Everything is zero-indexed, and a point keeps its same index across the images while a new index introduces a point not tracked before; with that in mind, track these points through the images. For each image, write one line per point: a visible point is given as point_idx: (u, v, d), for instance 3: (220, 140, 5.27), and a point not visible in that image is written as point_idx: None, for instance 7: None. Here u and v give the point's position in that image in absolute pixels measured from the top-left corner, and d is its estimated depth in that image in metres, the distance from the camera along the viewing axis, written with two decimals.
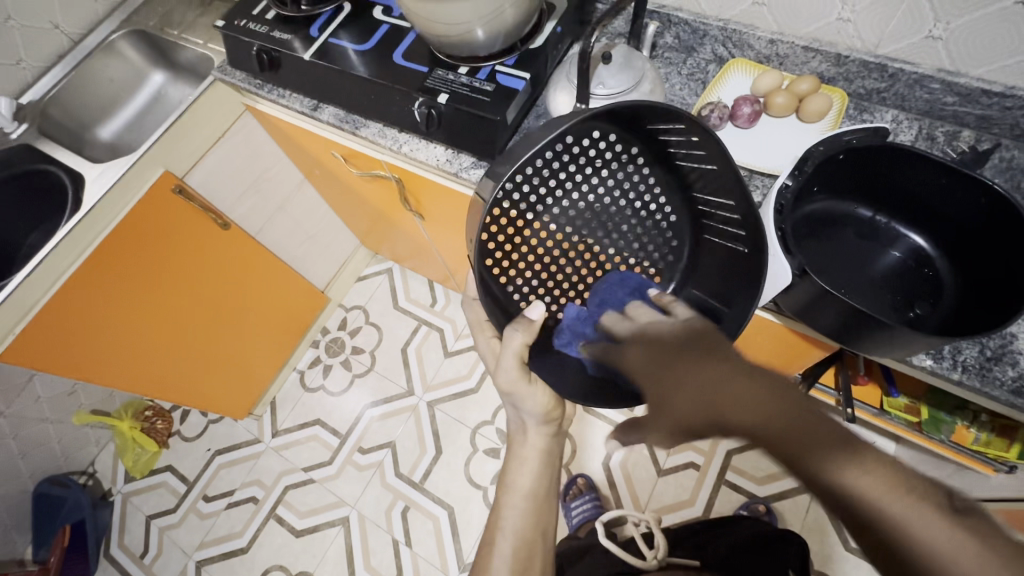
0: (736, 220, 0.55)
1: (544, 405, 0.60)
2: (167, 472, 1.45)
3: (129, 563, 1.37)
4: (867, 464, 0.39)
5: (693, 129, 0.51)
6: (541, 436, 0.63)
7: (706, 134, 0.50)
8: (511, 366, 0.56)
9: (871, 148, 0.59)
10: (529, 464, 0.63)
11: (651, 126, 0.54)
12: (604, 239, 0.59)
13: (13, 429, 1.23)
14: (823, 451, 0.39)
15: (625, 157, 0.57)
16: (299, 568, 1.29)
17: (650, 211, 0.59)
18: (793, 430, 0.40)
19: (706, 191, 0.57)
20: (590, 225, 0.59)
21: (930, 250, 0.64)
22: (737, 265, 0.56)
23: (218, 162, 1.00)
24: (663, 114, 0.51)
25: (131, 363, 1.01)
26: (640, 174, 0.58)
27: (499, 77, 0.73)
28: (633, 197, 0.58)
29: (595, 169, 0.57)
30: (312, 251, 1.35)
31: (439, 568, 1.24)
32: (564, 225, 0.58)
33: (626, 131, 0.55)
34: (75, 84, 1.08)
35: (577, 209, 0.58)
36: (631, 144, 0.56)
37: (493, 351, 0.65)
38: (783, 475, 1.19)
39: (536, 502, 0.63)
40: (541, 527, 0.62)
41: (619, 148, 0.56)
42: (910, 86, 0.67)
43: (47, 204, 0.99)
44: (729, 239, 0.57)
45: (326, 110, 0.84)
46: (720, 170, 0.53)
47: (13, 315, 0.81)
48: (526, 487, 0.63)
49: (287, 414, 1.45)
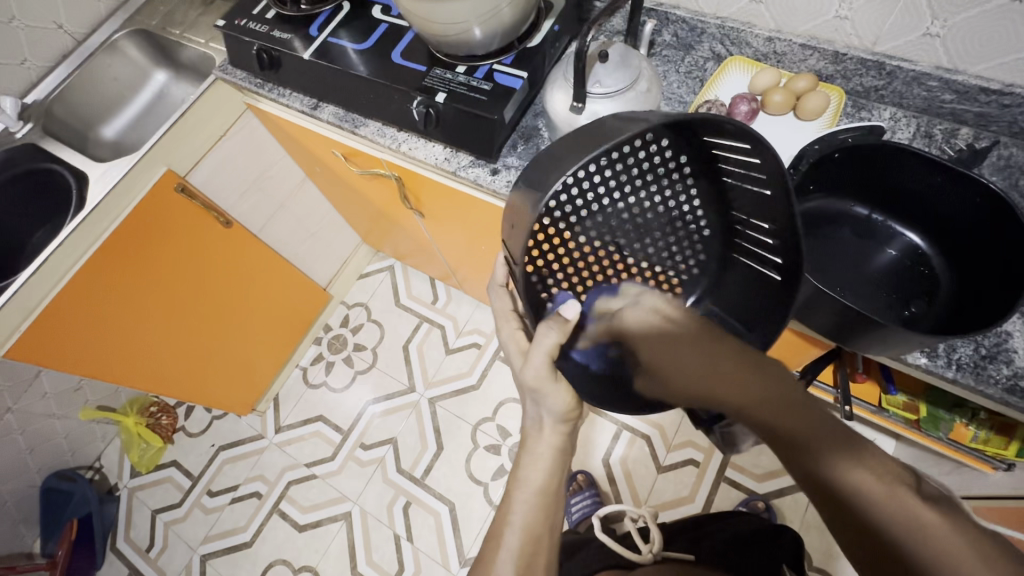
0: (773, 247, 0.52)
1: (564, 404, 0.54)
2: (172, 467, 1.47)
3: (135, 557, 1.39)
4: (864, 461, 0.45)
5: (758, 151, 0.47)
6: (556, 434, 0.59)
7: (774, 163, 0.47)
8: (541, 364, 0.51)
9: (868, 147, 0.59)
10: (542, 460, 0.59)
11: (710, 137, 0.49)
12: (637, 245, 0.56)
13: (20, 425, 1.25)
14: (826, 449, 0.45)
15: (672, 165, 0.52)
16: (302, 562, 1.30)
17: (685, 221, 0.56)
18: (780, 413, 0.48)
19: (748, 210, 0.53)
20: (622, 232, 0.55)
21: (925, 247, 0.65)
22: (766, 288, 0.54)
23: (221, 160, 1.01)
24: (733, 132, 0.46)
25: (134, 361, 1.02)
26: (684, 184, 0.54)
27: (497, 76, 0.74)
28: (672, 204, 0.54)
29: (641, 174, 0.52)
30: (315, 249, 1.36)
31: (439, 562, 1.25)
32: (599, 228, 0.54)
33: (682, 138, 0.50)
34: (78, 84, 1.09)
35: (615, 215, 0.54)
36: (681, 152, 0.51)
37: (517, 345, 0.57)
38: (783, 472, 1.19)
39: (546, 500, 0.59)
40: (551, 523, 0.58)
41: (667, 156, 0.52)
42: (908, 83, 0.67)
43: (53, 202, 1.00)
44: (759, 261, 0.55)
45: (325, 109, 0.84)
46: (773, 196, 0.49)
47: (18, 313, 0.81)
48: (537, 482, 0.59)
49: (291, 410, 1.46)
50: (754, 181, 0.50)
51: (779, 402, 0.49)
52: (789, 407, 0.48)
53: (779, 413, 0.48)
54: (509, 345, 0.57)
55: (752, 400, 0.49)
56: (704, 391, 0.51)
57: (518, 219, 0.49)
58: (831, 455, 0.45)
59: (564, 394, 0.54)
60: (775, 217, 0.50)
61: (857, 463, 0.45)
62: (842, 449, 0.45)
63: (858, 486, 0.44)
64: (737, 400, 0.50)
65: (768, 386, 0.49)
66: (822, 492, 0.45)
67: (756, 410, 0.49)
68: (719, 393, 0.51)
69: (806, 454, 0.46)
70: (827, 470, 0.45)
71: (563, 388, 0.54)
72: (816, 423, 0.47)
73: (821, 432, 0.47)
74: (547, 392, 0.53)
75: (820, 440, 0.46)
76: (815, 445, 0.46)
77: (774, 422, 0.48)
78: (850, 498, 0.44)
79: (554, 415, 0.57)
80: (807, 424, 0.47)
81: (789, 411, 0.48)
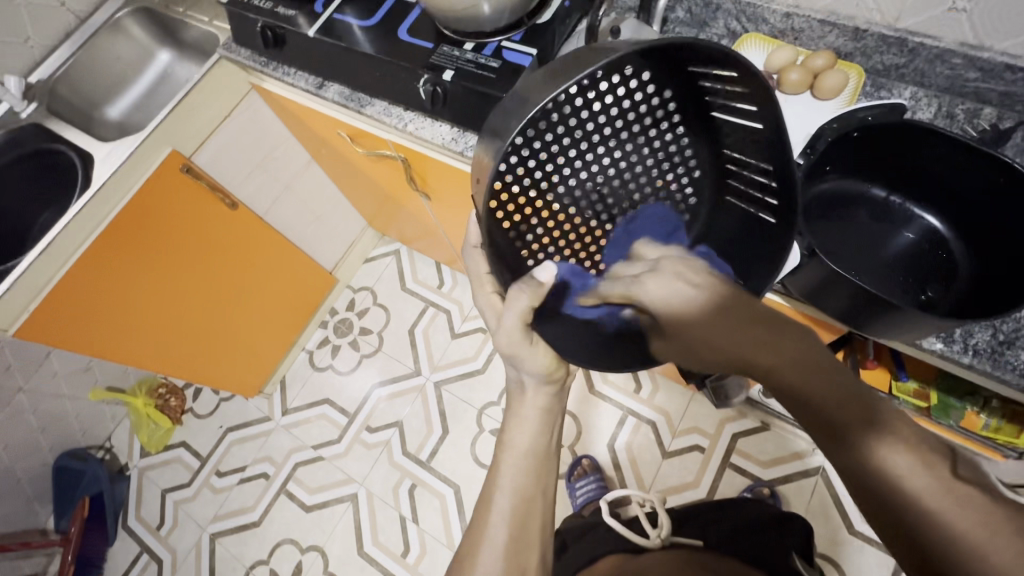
0: (771, 189, 0.49)
1: (545, 365, 0.54)
2: (181, 448, 1.49)
3: (146, 535, 1.41)
4: (901, 443, 0.39)
5: (744, 81, 0.44)
6: (541, 395, 0.59)
7: (766, 98, 0.44)
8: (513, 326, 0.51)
9: (887, 126, 0.58)
10: (528, 422, 0.60)
11: (695, 68, 0.46)
12: (622, 195, 0.53)
13: (32, 403, 1.28)
14: (859, 428, 0.40)
15: (658, 103, 0.49)
16: (309, 542, 1.32)
17: (672, 164, 0.53)
18: (814, 378, 0.42)
19: (739, 145, 0.50)
20: (608, 179, 0.52)
21: (944, 231, 0.63)
22: (760, 231, 0.52)
23: (225, 140, 1.00)
24: (715, 59, 0.44)
25: (142, 341, 1.03)
26: (670, 122, 0.50)
27: (506, 53, 0.72)
28: (657, 148, 0.52)
29: (623, 115, 0.48)
30: (321, 232, 1.36)
31: (445, 544, 1.26)
32: (582, 176, 0.51)
33: (665, 72, 0.46)
34: (82, 63, 1.08)
35: (598, 160, 0.50)
36: (665, 87, 0.48)
37: (493, 308, 0.56)
38: (789, 459, 1.19)
39: (537, 467, 0.59)
40: (542, 489, 0.59)
41: (646, 88, 0.47)
42: (930, 61, 0.65)
43: (58, 182, 1.00)
44: (751, 203, 0.52)
45: (330, 89, 0.84)
46: (764, 132, 0.47)
47: (27, 293, 0.82)
48: (525, 445, 0.59)
49: (297, 393, 1.47)
50: (745, 116, 0.47)
51: (813, 366, 0.43)
52: (825, 370, 0.42)
53: (813, 379, 0.42)
54: (485, 310, 0.57)
55: (782, 360, 0.43)
56: (727, 346, 0.45)
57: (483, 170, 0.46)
58: (866, 437, 0.40)
59: (542, 357, 0.54)
60: (772, 155, 0.47)
61: (897, 446, 0.39)
62: (887, 433, 0.40)
63: (903, 476, 0.38)
64: (765, 358, 0.44)
65: (804, 347, 0.43)
66: (860, 481, 0.40)
67: (786, 371, 0.43)
68: (747, 352, 0.44)
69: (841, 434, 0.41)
70: (859, 452, 0.40)
71: (541, 352, 0.54)
72: (853, 395, 0.41)
73: (854, 406, 0.41)
74: (524, 356, 0.53)
75: (858, 417, 0.41)
76: (852, 424, 0.40)
77: (807, 388, 0.42)
78: (886, 486, 0.39)
79: (534, 377, 0.57)
80: (845, 396, 0.41)
81: (824, 378, 0.42)
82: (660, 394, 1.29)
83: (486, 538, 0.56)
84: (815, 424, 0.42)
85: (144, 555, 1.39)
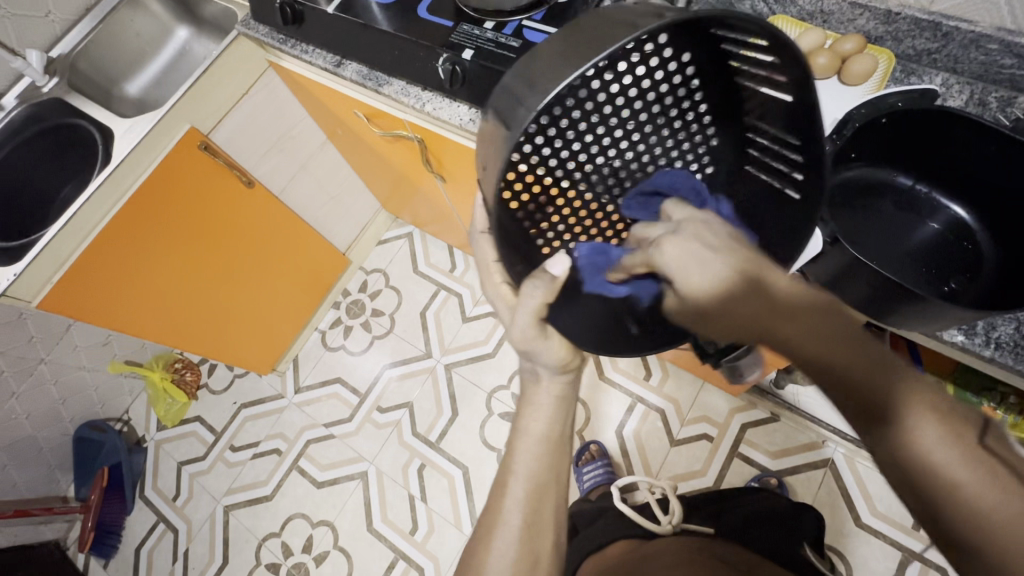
0: (796, 163, 0.46)
1: (560, 357, 0.54)
2: (196, 422, 1.52)
3: (162, 505, 1.45)
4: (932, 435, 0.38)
5: (777, 50, 0.40)
6: (557, 383, 0.58)
7: (801, 77, 0.41)
8: (527, 323, 0.51)
9: (918, 112, 0.57)
10: (544, 409, 0.59)
11: (720, 31, 0.40)
12: (636, 170, 0.49)
13: (53, 374, 1.32)
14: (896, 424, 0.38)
15: (675, 69, 0.43)
16: (320, 517, 1.35)
17: (690, 134, 0.48)
18: (848, 362, 0.39)
19: (760, 114, 0.46)
20: (619, 155, 0.48)
21: (971, 222, 0.62)
22: (782, 206, 0.49)
23: (243, 119, 1.00)
24: (746, 29, 0.39)
25: (162, 316, 1.05)
26: (687, 88, 0.45)
27: (526, 33, 0.71)
28: (676, 118, 0.47)
29: (636, 87, 0.43)
30: (335, 213, 1.36)
31: (452, 523, 1.28)
32: (592, 153, 0.46)
33: (685, 35, 0.41)
34: (102, 39, 1.09)
35: (609, 137, 0.46)
36: (683, 49, 0.42)
37: (504, 300, 0.57)
38: (798, 450, 1.18)
39: (553, 448, 0.59)
40: (556, 469, 0.60)
41: (665, 54, 0.42)
42: (965, 46, 0.63)
43: (78, 156, 1.01)
44: (773, 173, 0.49)
45: (349, 67, 0.82)
46: (794, 106, 0.43)
47: (49, 266, 0.84)
48: (540, 432, 0.59)
49: (309, 372, 1.49)
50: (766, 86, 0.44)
51: (846, 347, 0.40)
52: (857, 347, 0.40)
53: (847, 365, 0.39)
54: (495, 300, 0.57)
55: (805, 340, 0.40)
56: (758, 312, 0.41)
57: (490, 160, 0.43)
58: (901, 433, 0.38)
59: (558, 348, 0.54)
60: (801, 127, 0.44)
61: (933, 438, 0.38)
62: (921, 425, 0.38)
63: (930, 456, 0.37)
64: (792, 333, 0.40)
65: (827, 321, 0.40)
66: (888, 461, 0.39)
67: (810, 349, 0.40)
68: (775, 324, 0.41)
69: (867, 410, 0.39)
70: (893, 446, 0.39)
71: (557, 344, 0.53)
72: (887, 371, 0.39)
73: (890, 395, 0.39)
74: (538, 349, 0.53)
75: (893, 399, 0.39)
76: (884, 415, 0.39)
77: (832, 367, 0.40)
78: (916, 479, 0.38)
79: (549, 371, 0.57)
80: (878, 373, 0.39)
81: (856, 351, 0.40)
82: (670, 382, 1.29)
83: (501, 521, 0.58)
84: (846, 405, 0.40)
85: (160, 524, 1.43)
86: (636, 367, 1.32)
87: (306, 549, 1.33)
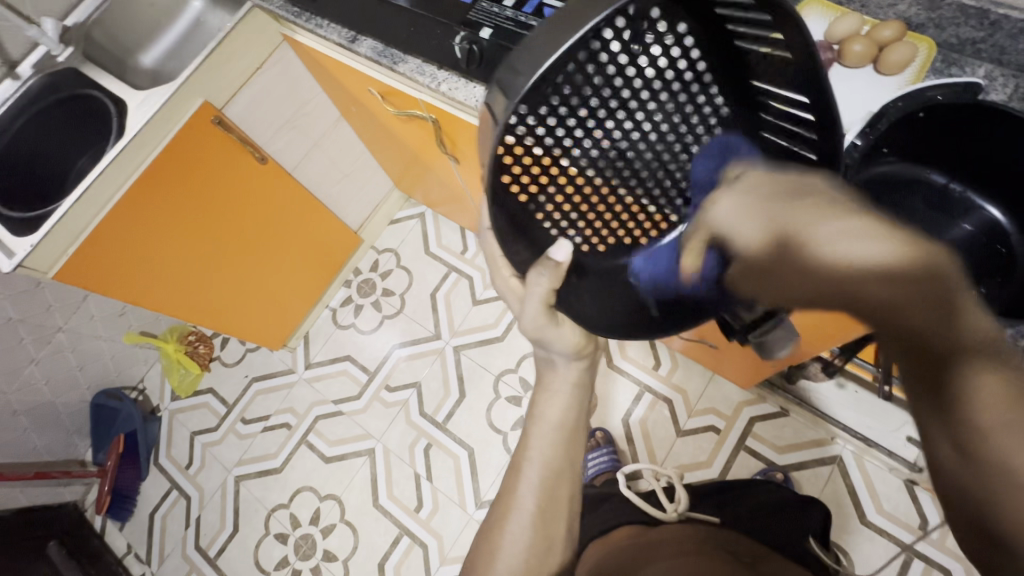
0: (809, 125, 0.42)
1: (574, 343, 0.56)
2: (209, 394, 1.55)
3: (176, 472, 1.49)
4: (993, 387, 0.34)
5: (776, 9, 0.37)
6: (571, 370, 0.59)
7: (802, 40, 0.37)
8: (545, 312, 0.51)
9: (956, 106, 0.54)
10: (560, 396, 0.59)
11: None
12: (648, 158, 0.44)
13: (71, 343, 1.35)
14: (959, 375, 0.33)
15: (670, 41, 0.40)
16: (327, 491, 1.38)
17: (700, 112, 0.43)
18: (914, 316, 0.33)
19: (769, 80, 0.42)
20: (625, 138, 0.42)
21: (1006, 223, 0.59)
22: None
23: (257, 93, 0.99)
24: None
25: (177, 289, 1.06)
26: (687, 61, 0.41)
27: (547, 11, 0.69)
28: (684, 98, 0.42)
29: (634, 58, 0.39)
30: (347, 191, 1.35)
31: (457, 502, 1.30)
32: (594, 135, 0.42)
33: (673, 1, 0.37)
34: (117, 9, 1.07)
35: (611, 117, 0.41)
36: (677, 19, 0.39)
37: (511, 292, 0.57)
38: (806, 446, 1.17)
39: (565, 437, 0.59)
40: (569, 459, 0.59)
41: (659, 25, 0.39)
42: (1013, 36, 0.59)
43: (94, 128, 1.01)
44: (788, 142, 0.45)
45: (364, 43, 0.79)
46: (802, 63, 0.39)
47: (66, 238, 0.85)
48: (553, 419, 0.59)
49: (319, 348, 1.51)
50: (775, 49, 0.40)
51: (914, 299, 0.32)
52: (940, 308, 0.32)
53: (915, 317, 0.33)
54: (505, 291, 0.58)
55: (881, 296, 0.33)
56: (776, 242, 0.35)
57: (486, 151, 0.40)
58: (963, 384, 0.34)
59: (569, 335, 0.55)
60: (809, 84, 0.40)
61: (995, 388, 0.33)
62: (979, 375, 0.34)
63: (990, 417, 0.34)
64: (858, 290, 0.33)
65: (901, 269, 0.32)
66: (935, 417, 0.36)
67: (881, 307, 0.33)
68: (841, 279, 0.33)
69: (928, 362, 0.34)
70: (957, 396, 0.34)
71: (567, 331, 0.55)
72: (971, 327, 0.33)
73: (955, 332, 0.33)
74: (550, 338, 0.55)
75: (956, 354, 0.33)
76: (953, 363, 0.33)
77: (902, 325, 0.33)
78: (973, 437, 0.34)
79: (573, 358, 0.57)
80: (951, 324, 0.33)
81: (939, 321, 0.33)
82: (678, 372, 1.28)
83: (515, 506, 0.58)
84: (894, 346, 0.35)
85: (173, 491, 1.48)
86: (645, 356, 1.31)
87: (313, 521, 1.36)
